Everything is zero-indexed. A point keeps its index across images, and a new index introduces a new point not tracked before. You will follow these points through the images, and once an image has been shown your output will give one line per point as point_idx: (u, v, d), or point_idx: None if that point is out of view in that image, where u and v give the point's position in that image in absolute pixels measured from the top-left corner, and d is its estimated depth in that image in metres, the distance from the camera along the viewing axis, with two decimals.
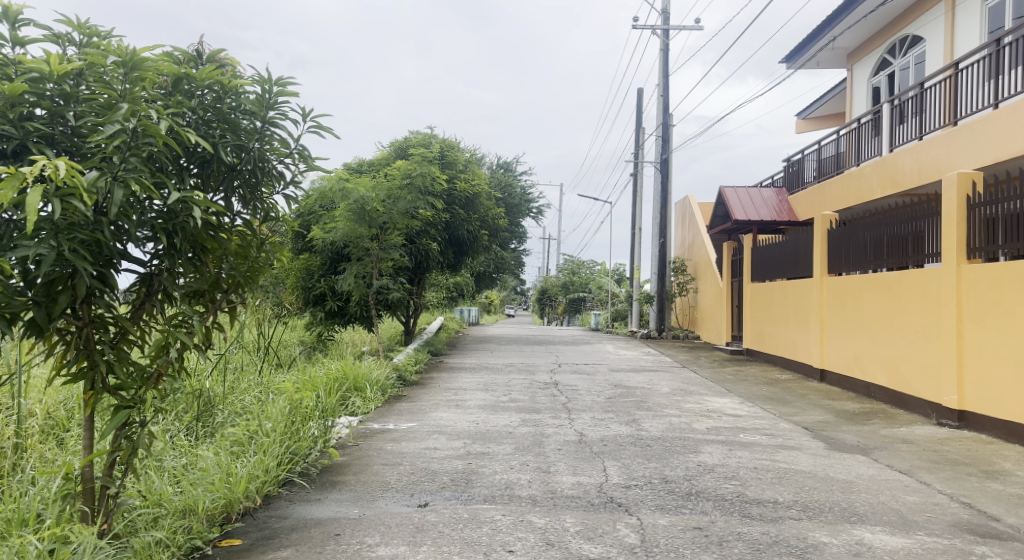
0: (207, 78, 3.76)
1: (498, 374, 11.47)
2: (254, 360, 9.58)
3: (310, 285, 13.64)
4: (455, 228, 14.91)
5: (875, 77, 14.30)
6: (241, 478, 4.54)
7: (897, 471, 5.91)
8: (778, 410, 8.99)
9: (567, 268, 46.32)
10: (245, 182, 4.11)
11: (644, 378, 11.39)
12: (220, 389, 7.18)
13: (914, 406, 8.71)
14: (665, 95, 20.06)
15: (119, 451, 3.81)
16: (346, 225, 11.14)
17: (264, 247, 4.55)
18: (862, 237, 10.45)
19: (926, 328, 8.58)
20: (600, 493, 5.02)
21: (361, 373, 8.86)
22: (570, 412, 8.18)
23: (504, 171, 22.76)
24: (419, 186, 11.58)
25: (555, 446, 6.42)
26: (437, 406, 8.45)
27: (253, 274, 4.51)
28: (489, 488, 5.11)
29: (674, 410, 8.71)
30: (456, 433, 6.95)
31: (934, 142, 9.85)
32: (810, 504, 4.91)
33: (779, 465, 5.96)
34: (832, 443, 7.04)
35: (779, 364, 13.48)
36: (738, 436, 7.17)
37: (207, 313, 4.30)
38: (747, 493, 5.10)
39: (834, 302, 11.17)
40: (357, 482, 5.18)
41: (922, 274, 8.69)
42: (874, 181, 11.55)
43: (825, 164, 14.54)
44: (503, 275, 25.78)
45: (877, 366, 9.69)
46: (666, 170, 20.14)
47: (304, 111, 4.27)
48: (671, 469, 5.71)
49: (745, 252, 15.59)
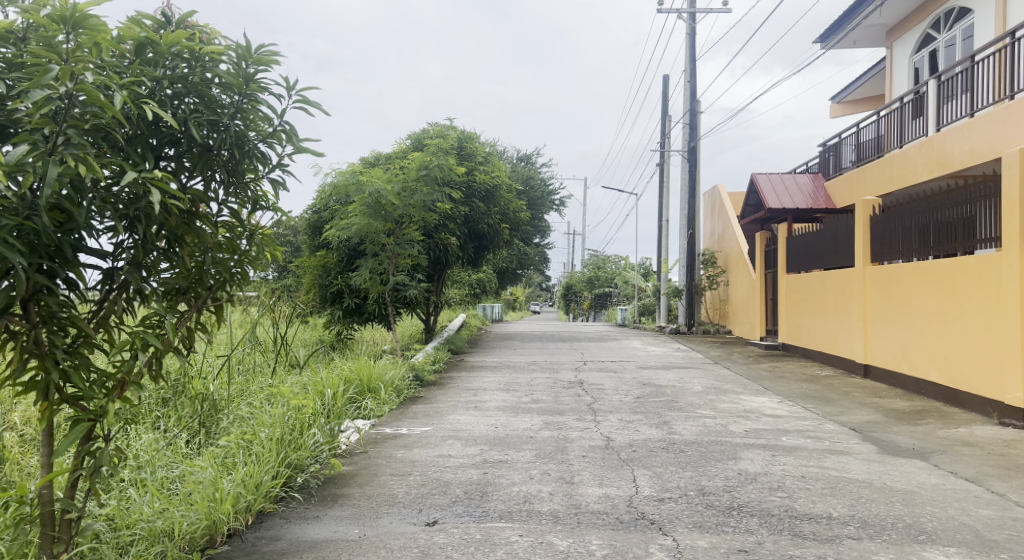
0: (172, 42, 3.25)
1: (520, 372, 10.95)
2: (265, 361, 9.15)
3: (327, 283, 13.20)
4: (476, 222, 14.40)
5: (916, 54, 13.55)
6: (229, 493, 4.04)
7: (962, 480, 5.30)
8: (822, 409, 8.36)
9: (592, 263, 45.57)
10: (222, 166, 3.59)
11: (675, 376, 10.79)
12: (225, 393, 6.72)
13: (972, 405, 8.04)
14: (691, 80, 19.39)
15: (81, 470, 3.29)
16: (361, 220, 10.67)
17: (257, 239, 4.09)
18: (909, 223, 9.74)
19: (985, 321, 7.90)
20: (631, 509, 4.48)
21: (375, 373, 8.39)
22: (596, 414, 7.63)
23: (526, 165, 22.24)
24: (436, 177, 11.04)
25: (579, 452, 5.88)
26: (455, 408, 7.95)
27: (244, 268, 4.05)
28: (506, 502, 4.59)
29: (709, 410, 8.13)
30: (473, 438, 6.44)
31: (991, 118, 9.11)
32: (870, 520, 4.33)
33: (828, 473, 5.38)
34: (886, 447, 6.42)
35: (818, 359, 12.76)
36: (781, 440, 6.58)
37: (188, 313, 3.84)
38: (796, 507, 4.52)
39: (878, 292, 10.48)
40: (360, 497, 4.68)
41: (978, 261, 8.05)
42: (920, 163, 10.83)
43: (863, 148, 13.81)
44: (527, 270, 25.23)
45: (928, 361, 9.02)
46: (694, 158, 19.42)
47: (290, 83, 3.70)
48: (708, 479, 5.14)
49: (779, 242, 14.88)
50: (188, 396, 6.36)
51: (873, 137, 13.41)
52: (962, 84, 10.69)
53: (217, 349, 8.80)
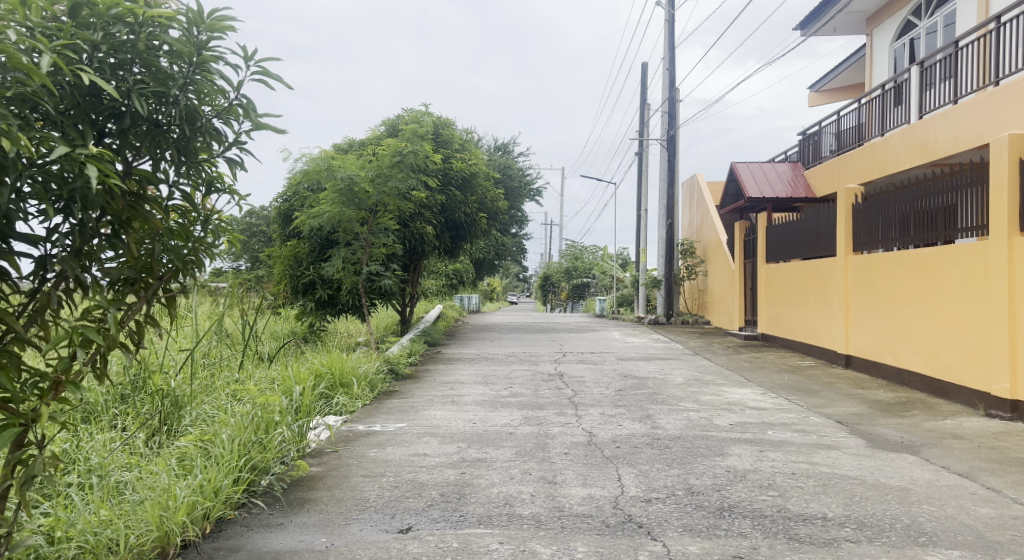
0: (112, 4, 2.92)
1: (498, 365, 10.69)
2: (233, 353, 8.78)
3: (299, 273, 12.79)
4: (452, 211, 14.06)
5: (897, 42, 13.43)
6: (183, 501, 3.72)
7: (956, 475, 5.12)
8: (806, 401, 8.19)
9: (569, 253, 45.35)
10: (172, 145, 3.30)
11: (655, 367, 10.59)
12: (188, 388, 6.43)
13: (956, 396, 7.93)
14: (670, 67, 19.18)
15: (11, 480, 2.97)
16: (333, 207, 10.33)
17: (212, 226, 3.91)
18: (891, 212, 9.62)
19: (971, 311, 7.78)
20: (617, 511, 4.24)
21: (348, 367, 8.07)
22: (577, 409, 7.38)
23: (503, 154, 21.92)
24: (411, 164, 10.73)
25: (561, 450, 5.62)
26: (431, 403, 7.66)
27: (199, 257, 3.83)
28: (485, 505, 4.32)
29: (692, 403, 7.92)
30: (450, 435, 6.16)
31: (974, 106, 8.99)
32: (867, 521, 4.13)
33: (819, 469, 5.18)
34: (874, 440, 6.25)
35: (799, 350, 12.63)
36: (768, 434, 6.38)
37: (136, 305, 3.60)
38: (789, 508, 4.32)
39: (859, 280, 10.38)
40: (329, 501, 4.39)
41: (963, 249, 7.93)
42: (902, 151, 10.71)
43: (843, 136, 13.69)
44: (505, 261, 24.94)
45: (911, 351, 8.90)
46: (673, 147, 19.24)
47: (248, 53, 3.37)
48: (696, 477, 4.92)
49: (759, 231, 14.73)
50: (148, 393, 6.08)
51: (853, 125, 13.30)
52: (943, 72, 10.58)
53: (183, 342, 8.44)
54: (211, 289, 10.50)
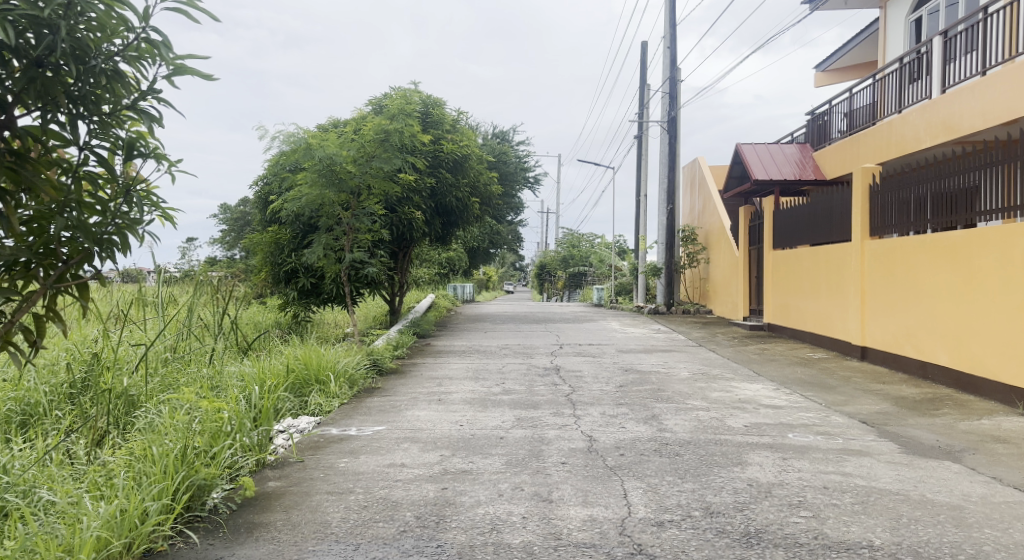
0: None
1: (490, 358, 9.99)
2: (203, 343, 8.03)
3: (280, 261, 12.05)
4: (442, 195, 13.31)
5: (913, 13, 12.73)
6: (88, 534, 3.08)
7: (1011, 488, 4.47)
8: (825, 398, 7.52)
9: (566, 241, 44.74)
10: (65, 92, 2.66)
11: (658, 360, 9.90)
12: (144, 387, 5.76)
13: (987, 392, 7.30)
14: (671, 46, 18.44)
15: None
16: (312, 190, 9.62)
17: (136, 198, 3.13)
18: (911, 193, 8.94)
19: (1008, 299, 7.07)
20: (624, 539, 3.55)
21: (325, 362, 7.38)
22: (575, 408, 6.70)
23: (499, 139, 21.14)
24: (396, 143, 10.00)
25: (558, 458, 4.94)
26: (415, 403, 6.98)
27: (123, 236, 3.03)
28: (467, 532, 3.64)
29: (700, 401, 7.23)
30: (433, 441, 5.46)
31: (1002, 78, 8.30)
32: (923, 551, 3.46)
33: (853, 482, 4.50)
34: (907, 444, 5.57)
35: (809, 340, 11.95)
36: (789, 437, 5.69)
37: (33, 295, 2.88)
38: (828, 534, 3.64)
39: (877, 266, 9.70)
40: (282, 527, 3.70)
41: (997, 234, 7.24)
42: (922, 129, 10.03)
43: (856, 115, 12.98)
44: (500, 249, 24.24)
45: (936, 343, 8.25)
46: (674, 129, 18.51)
47: None
48: (713, 493, 4.24)
49: (766, 215, 14.02)
50: (97, 392, 5.40)
51: (867, 103, 12.60)
52: (966, 43, 9.89)
53: (146, 335, 7.73)
54: (188, 278, 9.83)
